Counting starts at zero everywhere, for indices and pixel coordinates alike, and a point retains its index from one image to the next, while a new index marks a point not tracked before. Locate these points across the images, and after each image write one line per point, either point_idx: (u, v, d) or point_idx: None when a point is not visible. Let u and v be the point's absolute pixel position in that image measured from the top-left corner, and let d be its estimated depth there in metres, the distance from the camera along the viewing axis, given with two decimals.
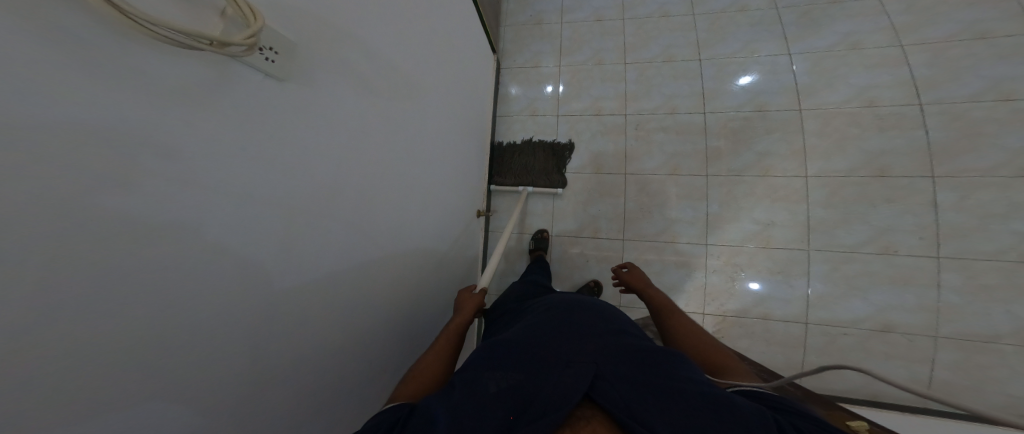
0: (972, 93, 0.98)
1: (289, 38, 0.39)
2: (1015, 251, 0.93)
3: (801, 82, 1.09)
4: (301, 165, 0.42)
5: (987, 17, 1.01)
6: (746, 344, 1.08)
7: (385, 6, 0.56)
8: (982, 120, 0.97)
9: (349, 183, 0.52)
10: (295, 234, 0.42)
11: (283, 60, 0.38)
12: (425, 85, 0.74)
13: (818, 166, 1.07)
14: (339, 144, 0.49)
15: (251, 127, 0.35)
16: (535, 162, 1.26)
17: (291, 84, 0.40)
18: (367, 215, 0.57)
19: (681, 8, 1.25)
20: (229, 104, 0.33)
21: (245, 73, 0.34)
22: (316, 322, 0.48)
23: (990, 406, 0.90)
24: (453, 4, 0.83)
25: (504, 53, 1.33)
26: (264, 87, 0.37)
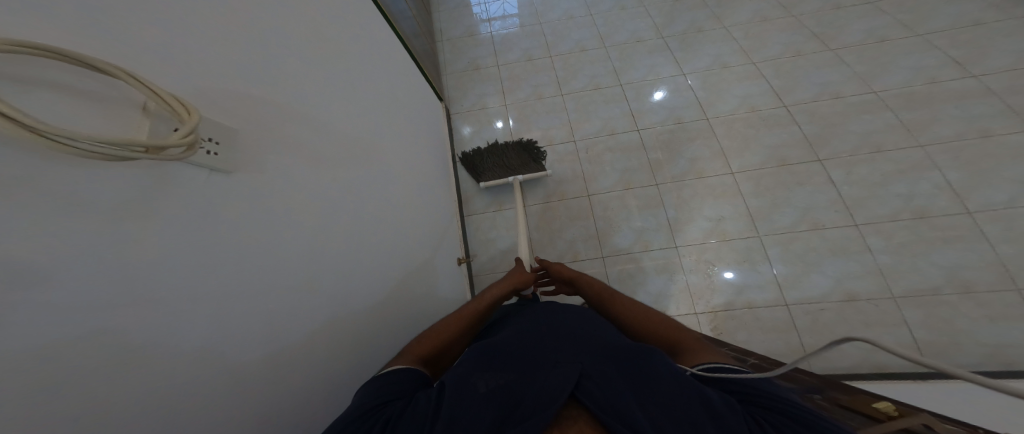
0: (812, 94, 1.32)
1: (231, 128, 0.42)
2: (905, 210, 1.09)
3: (700, 97, 1.40)
4: (275, 233, 0.48)
5: (795, 41, 1.45)
6: (744, 337, 1.05)
7: (374, 107, 0.86)
8: (830, 113, 1.27)
9: (327, 227, 0.60)
10: (286, 276, 0.49)
11: (225, 150, 0.41)
12: (388, 142, 0.91)
13: (737, 162, 1.26)
14: (319, 208, 0.59)
15: (212, 214, 0.38)
16: (516, 157, 1.32)
17: (237, 174, 0.43)
18: (329, 249, 0.59)
19: (594, 43, 1.62)
20: (187, 204, 0.36)
21: (187, 173, 0.36)
22: (303, 338, 0.50)
23: (975, 362, 0.90)
24: (398, 65, 1.08)
25: (451, 99, 1.59)
26: (210, 183, 0.39)
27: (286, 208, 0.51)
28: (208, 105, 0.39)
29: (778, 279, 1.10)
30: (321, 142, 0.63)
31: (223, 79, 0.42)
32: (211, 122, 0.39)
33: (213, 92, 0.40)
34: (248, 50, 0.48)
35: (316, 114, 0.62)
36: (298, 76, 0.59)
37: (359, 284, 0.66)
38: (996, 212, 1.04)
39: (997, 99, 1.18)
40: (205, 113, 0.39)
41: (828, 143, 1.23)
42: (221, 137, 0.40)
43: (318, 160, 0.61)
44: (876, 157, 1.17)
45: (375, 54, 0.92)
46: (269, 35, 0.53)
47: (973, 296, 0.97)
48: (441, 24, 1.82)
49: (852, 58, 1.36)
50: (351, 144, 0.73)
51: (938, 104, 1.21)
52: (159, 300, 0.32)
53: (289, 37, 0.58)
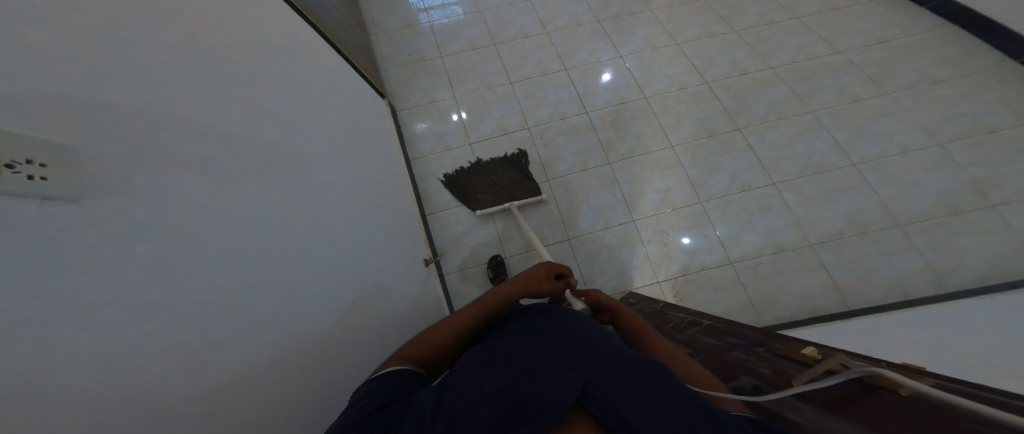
0: (734, 68, 1.41)
1: (66, 145, 0.29)
2: (813, 168, 1.21)
3: (639, 76, 1.44)
4: (171, 272, 0.37)
5: (718, 18, 1.53)
6: (701, 298, 1.13)
7: (300, 111, 0.79)
8: (747, 87, 1.37)
9: (259, 246, 0.53)
10: (194, 324, 0.38)
11: (61, 174, 0.28)
12: (319, 148, 0.83)
13: (678, 136, 1.32)
14: (247, 226, 0.52)
15: (58, 256, 0.27)
16: (507, 176, 1.32)
17: (89, 200, 0.30)
18: (264, 269, 0.53)
19: (536, 28, 1.60)
20: (21, 245, 0.25)
21: (7, 205, 0.24)
22: (238, 382, 0.42)
23: (882, 290, 1.05)
24: (324, 63, 0.99)
25: (395, 95, 1.50)
26: (47, 217, 0.27)
27: (185, 240, 0.40)
28: (30, 118, 0.26)
29: (722, 241, 1.18)
30: (234, 158, 0.52)
31: (54, 73, 0.29)
32: (26, 137, 0.26)
33: (42, 95, 0.28)
34: (140, 48, 0.40)
35: (223, 124, 0.52)
36: (185, 73, 0.47)
37: (305, 309, 0.59)
38: (874, 161, 1.19)
39: (858, 70, 1.34)
40: (13, 127, 0.25)
41: (744, 113, 1.32)
42: (48, 156, 0.27)
43: (236, 177, 0.52)
44: (780, 123, 1.29)
45: (292, 54, 0.83)
46: (132, 21, 0.40)
47: (868, 235, 1.11)
48: (372, 15, 1.69)
49: (751, 39, 1.46)
50: (272, 155, 0.63)
51: (818, 76, 1.35)
52: (9, 377, 0.22)
53: (170, 28, 0.47)
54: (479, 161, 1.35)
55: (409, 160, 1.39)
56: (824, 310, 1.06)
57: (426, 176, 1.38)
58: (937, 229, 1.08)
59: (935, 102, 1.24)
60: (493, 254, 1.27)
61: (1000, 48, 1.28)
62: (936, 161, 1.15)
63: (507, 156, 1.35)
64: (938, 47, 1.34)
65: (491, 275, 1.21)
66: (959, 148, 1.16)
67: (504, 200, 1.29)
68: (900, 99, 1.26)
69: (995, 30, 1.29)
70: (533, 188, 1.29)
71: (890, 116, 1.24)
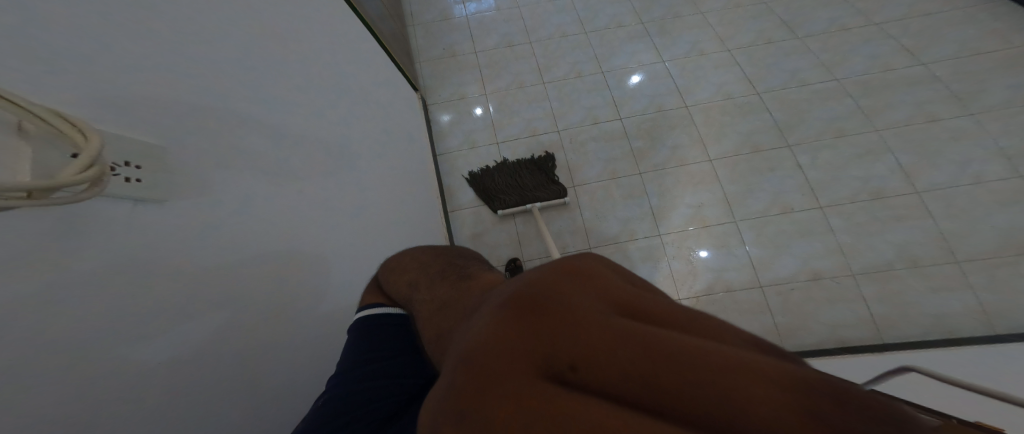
0: (782, 82, 1.36)
1: (154, 144, 0.34)
2: (864, 193, 1.15)
3: (679, 85, 1.40)
4: (234, 263, 0.42)
5: (767, 28, 1.47)
6: (724, 319, 1.10)
7: (343, 103, 0.80)
8: (799, 100, 1.32)
9: (299, 236, 0.55)
10: (249, 308, 0.43)
11: (152, 173, 0.33)
12: (358, 139, 0.83)
13: (715, 150, 1.28)
14: (285, 215, 0.53)
15: (146, 251, 0.32)
16: (530, 177, 1.29)
17: (173, 199, 0.35)
18: (299, 259, 0.53)
19: (575, 29, 1.57)
20: (109, 245, 0.29)
21: (102, 208, 0.29)
22: (277, 355, 0.47)
23: (922, 329, 0.99)
24: (366, 54, 1.00)
25: (427, 89, 1.50)
26: (136, 216, 0.32)
27: (240, 233, 0.43)
28: (115, 120, 0.31)
29: (752, 261, 1.14)
30: (274, 153, 0.54)
31: (143, 83, 0.34)
32: (125, 139, 0.31)
33: (123, 100, 0.32)
34: (199, 37, 0.42)
35: (265, 115, 0.53)
36: (238, 64, 0.48)
37: (328, 308, 0.59)
38: (941, 191, 1.12)
39: (943, 85, 1.26)
40: (112, 131, 0.30)
41: (796, 128, 1.28)
42: (142, 159, 0.32)
43: (271, 173, 0.52)
44: (838, 142, 1.24)
45: (337, 44, 0.84)
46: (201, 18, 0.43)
47: (920, 269, 1.05)
48: (411, 7, 1.70)
49: (817, 46, 1.41)
50: (307, 145, 0.63)
51: (890, 92, 1.28)
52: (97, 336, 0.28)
53: (229, 18, 0.48)
54: (503, 162, 1.34)
55: (435, 156, 1.39)
56: (855, 343, 1.01)
57: (451, 172, 1.37)
58: (994, 269, 1.02)
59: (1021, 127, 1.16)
60: (511, 257, 1.24)
61: None
62: (1010, 195, 1.08)
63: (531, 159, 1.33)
64: None
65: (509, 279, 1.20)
66: None
67: (527, 199, 1.26)
68: (986, 119, 1.19)
69: None
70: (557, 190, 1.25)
71: (969, 141, 1.17)
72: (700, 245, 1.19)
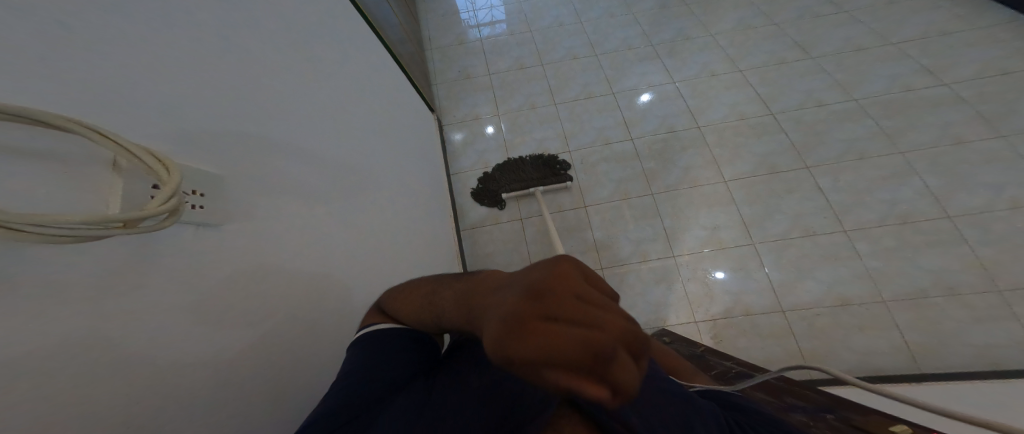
0: (796, 102, 1.35)
1: (214, 174, 0.37)
2: (890, 215, 1.11)
3: (691, 105, 1.41)
4: (273, 281, 0.44)
5: (779, 49, 1.48)
6: (744, 345, 1.05)
7: (367, 128, 0.84)
8: (814, 120, 1.30)
9: (327, 256, 0.57)
10: (285, 324, 0.44)
11: (212, 199, 0.36)
12: (380, 160, 0.86)
13: (729, 171, 1.27)
14: (314, 236, 0.55)
15: (204, 271, 0.34)
16: (532, 174, 1.35)
17: (226, 224, 0.38)
18: (325, 280, 0.55)
19: (586, 52, 1.62)
20: (181, 264, 0.32)
21: (175, 232, 0.32)
22: (314, 367, 0.48)
23: (964, 362, 0.92)
24: (388, 80, 1.05)
25: (442, 110, 1.55)
26: (199, 238, 0.34)
27: (279, 256, 0.46)
28: (183, 152, 0.34)
29: (773, 285, 1.10)
30: (306, 178, 0.56)
31: (204, 117, 0.37)
32: (195, 171, 0.34)
33: (190, 133, 0.35)
34: (241, 72, 0.46)
35: (299, 143, 0.56)
36: (276, 100, 0.53)
37: (356, 328, 0.59)
38: (974, 216, 1.07)
39: (968, 106, 1.23)
40: (182, 161, 0.33)
41: (812, 149, 1.25)
42: (205, 185, 0.35)
43: (305, 198, 0.55)
44: (860, 164, 1.20)
45: (364, 72, 0.89)
46: (246, 59, 0.47)
47: (957, 297, 0.99)
48: (429, 32, 1.79)
49: (831, 66, 1.40)
50: (335, 169, 0.66)
51: (913, 112, 1.25)
52: (173, 348, 0.30)
53: (266, 58, 0.53)
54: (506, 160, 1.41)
55: (448, 175, 1.42)
56: (890, 374, 0.94)
57: (463, 191, 1.40)
58: None
59: None
60: None
61: None
62: None
63: (533, 153, 1.41)
64: None
65: None
66: None
67: (532, 185, 1.32)
68: (1018, 141, 1.14)
69: None
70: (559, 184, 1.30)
71: (1002, 164, 1.12)
72: (716, 266, 1.16)
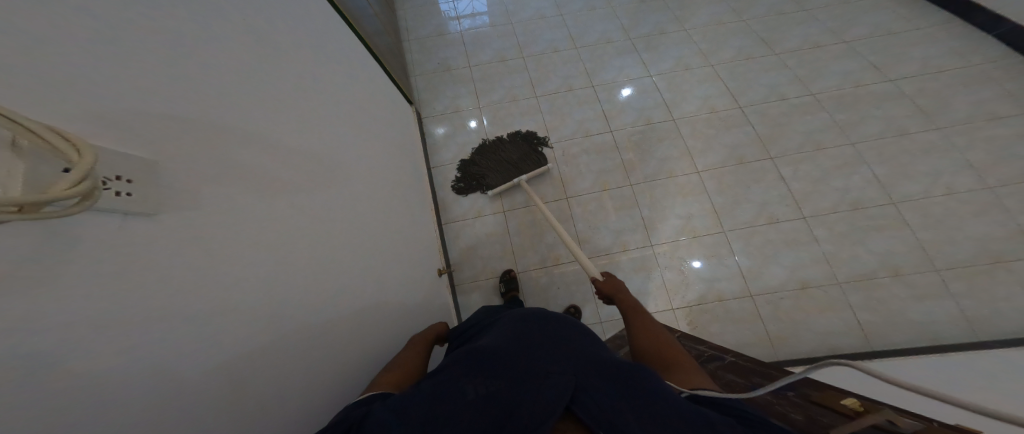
0: (762, 96, 1.41)
1: (145, 159, 0.32)
2: (845, 203, 1.19)
3: (666, 98, 1.45)
4: (228, 278, 0.40)
5: (747, 44, 1.54)
6: (718, 329, 1.10)
7: (340, 118, 0.81)
8: (779, 114, 1.37)
9: (295, 249, 0.54)
10: (245, 326, 0.41)
11: (143, 186, 0.31)
12: (354, 151, 0.84)
13: (702, 162, 1.32)
14: (279, 230, 0.51)
15: (134, 266, 0.30)
16: (509, 155, 1.38)
17: (164, 215, 0.34)
18: (294, 273, 0.52)
19: (566, 44, 1.63)
20: (102, 257, 0.28)
21: (91, 221, 0.28)
22: (280, 365, 0.46)
23: (909, 337, 1.01)
24: (362, 69, 1.02)
25: (422, 103, 1.53)
26: (124, 231, 0.30)
27: (236, 251, 0.42)
28: (109, 134, 0.29)
29: (742, 271, 1.16)
30: (269, 166, 0.52)
31: (136, 94, 0.32)
32: (119, 155, 0.29)
33: (118, 115, 0.30)
34: (196, 48, 0.42)
35: (259, 127, 0.52)
36: (230, 76, 0.47)
37: (333, 323, 0.58)
38: (916, 203, 1.16)
39: (910, 100, 1.32)
40: (105, 144, 0.28)
41: (776, 141, 1.32)
42: (135, 171, 0.30)
43: (269, 188, 0.51)
44: (818, 155, 1.28)
45: (338, 61, 0.87)
46: (191, 30, 0.42)
47: (902, 278, 1.07)
48: (406, 22, 1.75)
49: (793, 62, 1.47)
50: (307, 162, 0.64)
51: (863, 106, 1.34)
52: (98, 354, 0.26)
53: (218, 29, 0.47)
54: (483, 145, 1.42)
55: (428, 168, 1.40)
56: (847, 352, 1.02)
57: (445, 185, 1.39)
58: (973, 278, 1.04)
59: (988, 141, 1.21)
60: (505, 269, 1.25)
61: None
62: (983, 206, 1.12)
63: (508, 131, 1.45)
64: (1002, 81, 1.30)
65: (504, 291, 1.20)
66: (1009, 193, 1.12)
67: (514, 175, 1.34)
68: (952, 134, 1.24)
69: None
70: (538, 162, 1.34)
71: (938, 154, 1.22)
72: (691, 256, 1.21)
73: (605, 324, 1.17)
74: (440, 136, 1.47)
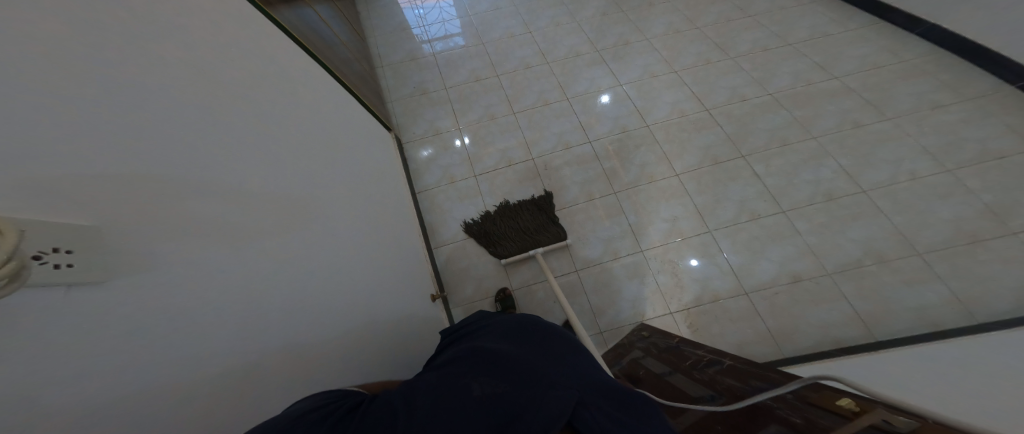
0: (725, 98, 1.45)
1: (87, 227, 0.30)
2: (820, 195, 1.20)
3: (639, 105, 1.48)
4: (192, 334, 0.38)
5: (706, 50, 1.59)
6: (717, 329, 1.09)
7: (318, 153, 0.82)
8: (745, 113, 1.40)
9: (270, 289, 0.52)
10: (212, 370, 0.39)
11: (86, 252, 0.29)
12: (330, 180, 0.83)
13: (680, 164, 1.34)
14: (253, 269, 0.50)
15: (80, 338, 0.28)
16: (525, 221, 1.27)
17: (115, 280, 0.31)
18: (265, 315, 0.49)
19: (537, 60, 1.67)
20: (42, 335, 0.26)
21: (31, 297, 0.25)
22: (244, 418, 0.43)
23: (906, 323, 1.00)
24: (335, 99, 1.03)
25: (401, 128, 1.55)
26: (69, 303, 0.27)
27: (202, 297, 0.40)
28: (51, 204, 0.27)
29: (734, 269, 1.16)
30: (234, 216, 0.49)
31: (89, 149, 0.31)
32: (58, 224, 0.27)
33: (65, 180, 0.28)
34: (169, 92, 0.42)
35: (221, 177, 0.48)
36: (186, 122, 0.44)
37: (308, 368, 0.55)
38: (885, 189, 1.18)
39: (858, 95, 1.36)
40: (41, 214, 0.26)
41: (746, 139, 1.35)
42: (74, 242, 0.27)
43: (245, 231, 0.50)
44: (785, 150, 1.30)
45: (312, 97, 0.88)
46: (136, 75, 0.38)
47: (888, 264, 1.08)
48: (379, 50, 1.79)
49: (748, 64, 1.52)
50: (283, 199, 0.62)
51: (817, 102, 1.38)
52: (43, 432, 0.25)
53: (168, 70, 0.43)
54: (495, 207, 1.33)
55: (414, 193, 1.40)
56: (850, 343, 1.00)
57: (432, 208, 1.38)
58: (958, 257, 1.04)
59: (936, 127, 1.24)
60: (499, 288, 1.23)
61: (987, 69, 1.30)
62: (947, 188, 1.14)
63: (490, 149, 1.46)
64: (935, 73, 1.35)
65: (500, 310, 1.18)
66: (968, 175, 1.15)
67: (529, 247, 1.23)
68: (903, 123, 1.27)
69: (981, 53, 1.29)
70: (558, 235, 1.23)
71: (895, 142, 1.24)
72: (686, 254, 1.20)
73: (604, 334, 1.14)
74: (422, 158, 1.48)
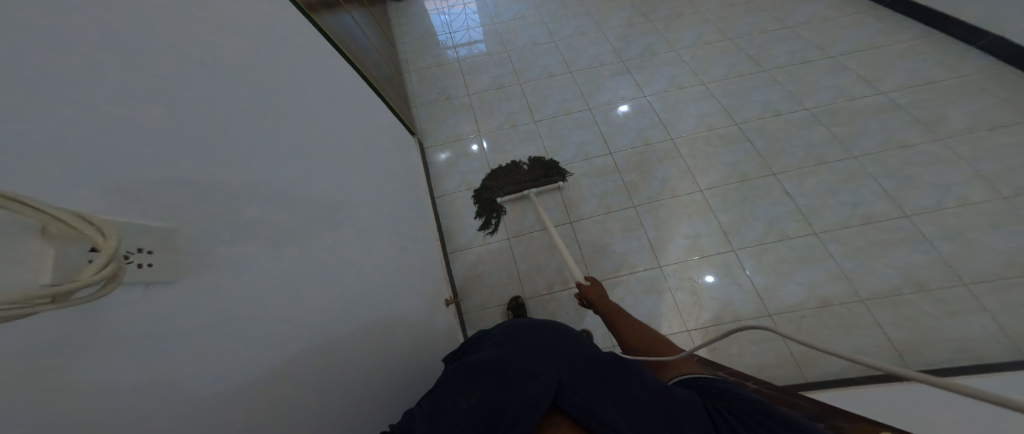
0: (755, 113, 1.41)
1: (163, 228, 0.31)
2: (854, 217, 1.16)
3: (664, 117, 1.47)
4: (243, 333, 0.39)
5: (737, 63, 1.56)
6: (737, 351, 1.05)
7: (353, 157, 0.84)
8: (777, 129, 1.37)
9: (308, 288, 0.53)
10: (260, 369, 0.40)
11: (161, 253, 0.30)
12: (363, 182, 0.85)
13: (705, 179, 1.31)
14: (294, 268, 0.51)
15: (155, 338, 0.29)
16: (522, 177, 1.38)
17: (184, 278, 0.33)
18: (304, 312, 0.50)
19: (561, 68, 1.68)
20: (125, 330, 0.27)
21: (116, 295, 0.27)
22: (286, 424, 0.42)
23: (947, 356, 0.94)
24: (368, 101, 1.06)
25: (423, 132, 1.57)
26: (147, 301, 0.29)
27: (252, 293, 0.42)
28: (131, 208, 0.29)
29: (757, 290, 1.12)
30: (277, 214, 0.50)
31: (160, 153, 0.32)
32: (138, 226, 0.28)
33: (137, 185, 0.30)
34: (223, 92, 0.44)
35: (264, 181, 0.49)
36: (233, 124, 0.45)
37: (344, 369, 0.56)
38: (928, 215, 1.12)
39: (905, 112, 1.31)
40: (119, 216, 0.27)
41: (778, 156, 1.31)
42: (152, 241, 0.29)
43: (286, 231, 0.51)
44: (820, 169, 1.26)
45: (350, 99, 0.91)
46: (197, 83, 0.40)
47: (929, 293, 1.02)
48: (406, 55, 1.83)
49: (784, 77, 1.49)
50: (319, 203, 0.63)
51: (859, 119, 1.33)
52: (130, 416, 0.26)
53: (227, 77, 0.46)
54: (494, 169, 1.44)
55: (433, 197, 1.41)
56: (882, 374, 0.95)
57: (449, 213, 1.40)
58: (1010, 291, 0.98)
59: (988, 150, 1.18)
60: (513, 296, 1.23)
61: None
62: (1001, 216, 1.07)
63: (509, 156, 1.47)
64: (994, 90, 1.29)
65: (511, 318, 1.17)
66: None
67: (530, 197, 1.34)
68: (955, 144, 1.21)
69: None
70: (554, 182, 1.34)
71: (946, 164, 1.19)
72: (706, 271, 1.18)
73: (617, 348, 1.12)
74: (441, 163, 1.50)
